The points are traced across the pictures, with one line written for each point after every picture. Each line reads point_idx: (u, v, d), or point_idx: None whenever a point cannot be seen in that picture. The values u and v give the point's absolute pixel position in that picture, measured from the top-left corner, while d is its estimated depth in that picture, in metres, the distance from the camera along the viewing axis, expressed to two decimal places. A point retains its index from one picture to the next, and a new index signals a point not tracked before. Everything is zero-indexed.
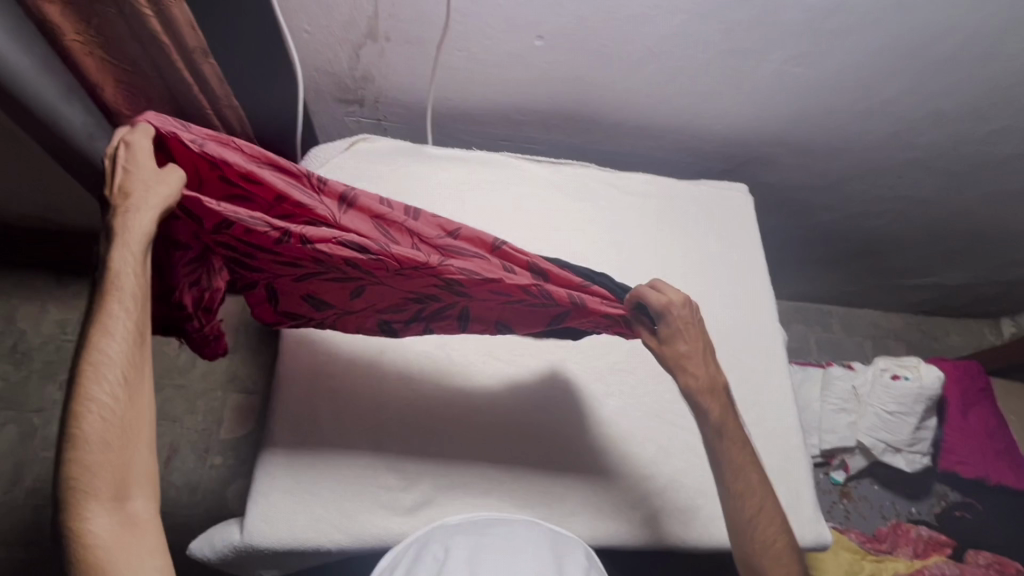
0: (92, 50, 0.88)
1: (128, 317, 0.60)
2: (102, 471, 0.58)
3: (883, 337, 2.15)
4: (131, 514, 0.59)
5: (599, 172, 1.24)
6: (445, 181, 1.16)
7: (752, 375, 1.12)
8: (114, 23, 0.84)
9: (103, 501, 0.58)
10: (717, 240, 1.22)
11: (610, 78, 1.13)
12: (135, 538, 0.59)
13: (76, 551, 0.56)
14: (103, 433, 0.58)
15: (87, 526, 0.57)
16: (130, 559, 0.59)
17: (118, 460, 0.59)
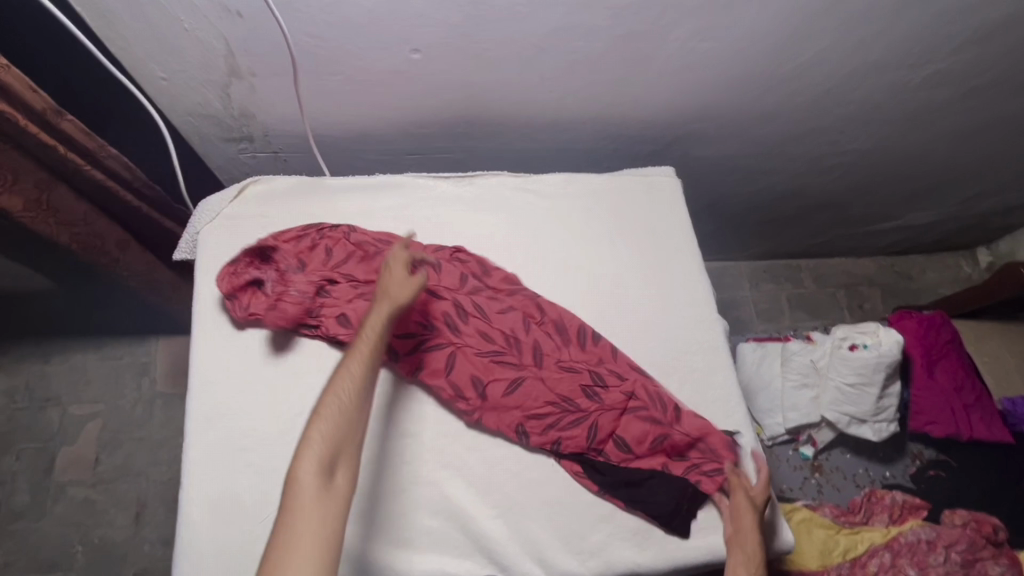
0: None
1: (364, 358, 0.79)
2: (319, 442, 0.70)
3: (856, 285, 2.08)
4: (329, 482, 0.68)
5: (513, 178, 1.14)
6: (347, 215, 1.08)
7: (696, 375, 1.03)
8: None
9: (315, 462, 0.69)
10: (647, 233, 1.13)
11: (505, 81, 1.04)
12: (332, 502, 0.67)
13: (286, 485, 0.67)
14: (334, 418, 0.72)
15: (297, 471, 0.68)
16: (314, 516, 0.65)
17: (342, 444, 0.71)
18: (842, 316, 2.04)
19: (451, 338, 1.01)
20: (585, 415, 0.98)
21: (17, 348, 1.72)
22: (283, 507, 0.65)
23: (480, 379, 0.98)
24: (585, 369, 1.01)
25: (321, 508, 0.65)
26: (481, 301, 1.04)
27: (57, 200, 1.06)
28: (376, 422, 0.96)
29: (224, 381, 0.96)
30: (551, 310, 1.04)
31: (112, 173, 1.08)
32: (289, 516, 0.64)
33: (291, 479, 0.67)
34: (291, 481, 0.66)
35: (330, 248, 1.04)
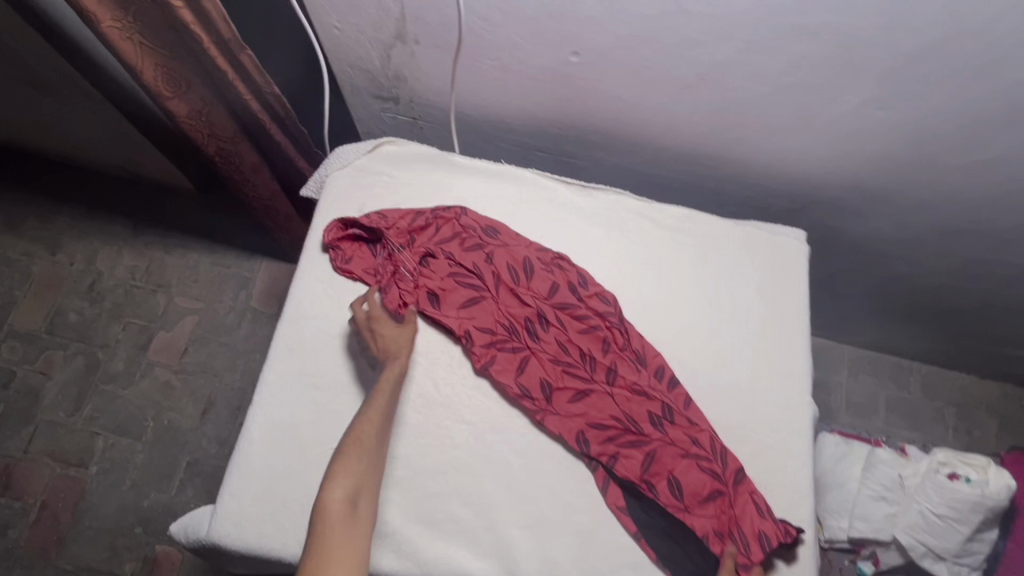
0: (129, 35, 0.98)
1: (379, 401, 0.88)
2: (344, 477, 0.79)
3: (970, 407, 1.87)
4: (353, 506, 0.77)
5: (634, 201, 1.11)
6: (464, 195, 1.10)
7: (769, 454, 0.97)
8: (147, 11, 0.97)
9: (341, 486, 0.77)
10: (757, 293, 1.06)
11: (654, 103, 1.01)
12: (356, 526, 0.75)
13: (319, 511, 0.75)
14: (351, 459, 0.81)
15: (329, 497, 0.76)
16: (343, 536, 0.73)
17: (359, 481, 0.80)
18: (943, 435, 1.85)
19: (531, 337, 1.00)
20: (647, 447, 0.94)
21: (148, 234, 1.91)
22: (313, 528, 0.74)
23: (548, 384, 0.97)
24: (657, 401, 0.96)
25: (344, 533, 0.73)
26: (567, 307, 1.01)
27: (214, 117, 1.18)
28: (437, 399, 0.97)
29: (316, 319, 1.01)
30: (632, 337, 1.00)
31: (266, 106, 1.17)
32: (316, 541, 0.72)
33: (322, 505, 0.75)
34: (325, 506, 0.75)
35: (436, 222, 1.06)
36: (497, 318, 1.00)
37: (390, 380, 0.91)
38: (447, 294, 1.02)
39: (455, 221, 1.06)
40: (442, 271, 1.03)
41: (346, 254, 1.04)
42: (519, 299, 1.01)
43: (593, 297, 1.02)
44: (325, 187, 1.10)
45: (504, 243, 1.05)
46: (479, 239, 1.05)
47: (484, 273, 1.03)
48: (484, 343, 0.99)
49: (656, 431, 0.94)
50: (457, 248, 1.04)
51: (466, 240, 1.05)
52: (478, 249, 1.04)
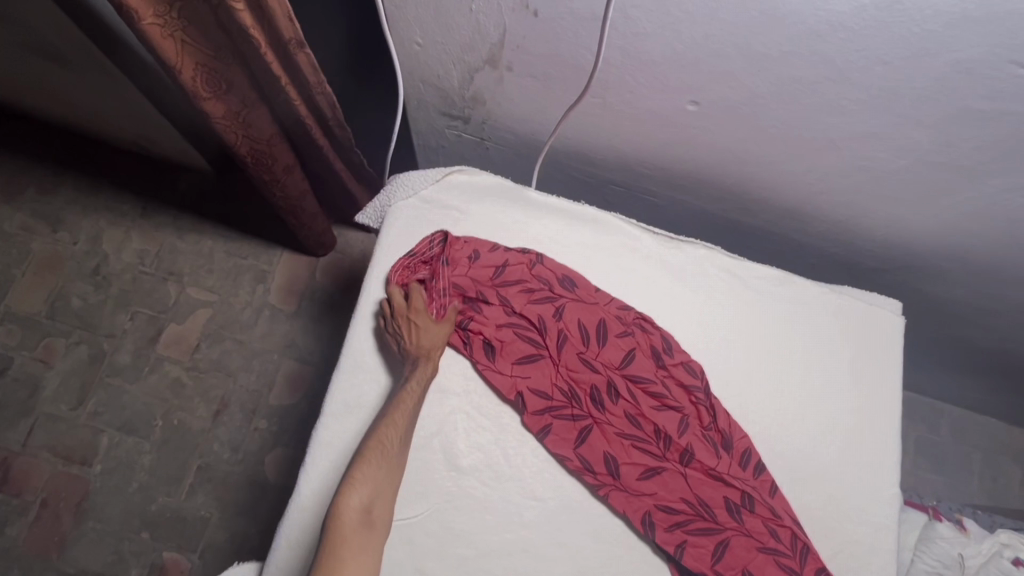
0: (172, 33, 0.82)
1: (415, 401, 0.86)
2: (363, 486, 0.79)
3: (1000, 455, 1.84)
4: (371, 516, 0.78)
5: (723, 257, 1.03)
6: (541, 237, 1.00)
7: (855, 548, 0.91)
8: (197, 8, 0.81)
9: (360, 496, 0.78)
10: (850, 369, 0.99)
11: (768, 158, 0.90)
12: (370, 538, 0.77)
13: (336, 519, 0.76)
14: (371, 467, 0.80)
15: (348, 506, 0.77)
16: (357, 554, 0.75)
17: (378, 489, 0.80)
18: (971, 481, 1.82)
19: (599, 407, 0.91)
20: (718, 536, 0.87)
21: (159, 217, 1.77)
22: (327, 535, 0.75)
23: (617, 462, 0.89)
24: (736, 488, 0.88)
25: (361, 549, 0.75)
26: (641, 377, 0.92)
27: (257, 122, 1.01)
28: (505, 469, 0.89)
29: (375, 370, 0.92)
30: (716, 415, 0.92)
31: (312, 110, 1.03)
32: (332, 557, 0.73)
33: (339, 511, 0.76)
34: (342, 516, 0.76)
35: (505, 265, 0.95)
36: (563, 382, 0.91)
37: (424, 376, 0.87)
38: (509, 351, 0.92)
39: (523, 267, 0.95)
40: (501, 323, 0.92)
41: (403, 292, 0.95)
42: (590, 362, 0.91)
43: (677, 366, 0.94)
44: (387, 219, 0.99)
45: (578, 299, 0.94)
46: (551, 291, 0.94)
47: (550, 330, 0.92)
48: (552, 412, 0.90)
49: (729, 521, 0.87)
50: (523, 299, 0.93)
51: (535, 290, 0.94)
52: (548, 302, 0.94)
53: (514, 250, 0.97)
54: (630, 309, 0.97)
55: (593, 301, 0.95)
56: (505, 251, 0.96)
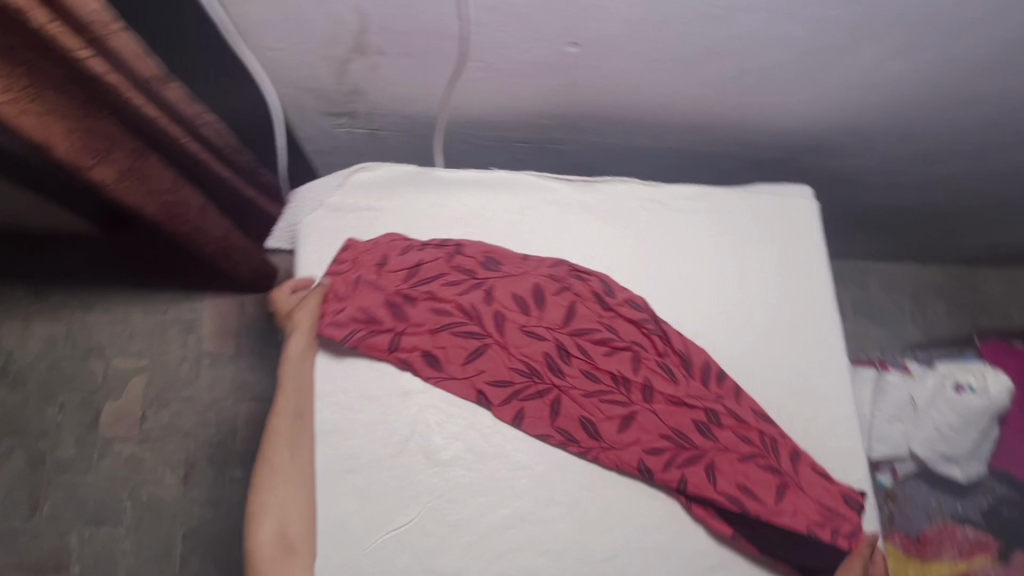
0: (25, 107, 0.73)
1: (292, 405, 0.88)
2: (272, 510, 0.82)
3: (924, 295, 2.01)
4: (286, 533, 0.82)
5: (642, 188, 1.05)
6: (462, 213, 0.99)
7: (821, 422, 0.97)
8: (44, 68, 0.73)
9: (267, 518, 0.82)
10: (779, 260, 1.04)
11: (656, 83, 0.92)
12: (296, 557, 0.81)
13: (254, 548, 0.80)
14: (276, 491, 0.83)
15: (260, 533, 0.81)
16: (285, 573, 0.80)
17: (285, 510, 0.82)
18: (906, 326, 1.97)
19: (555, 372, 0.91)
20: (704, 460, 0.89)
21: (56, 295, 1.63)
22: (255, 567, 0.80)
23: (589, 420, 0.90)
24: (699, 408, 0.91)
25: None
26: (586, 331, 0.93)
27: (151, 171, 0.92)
28: (488, 449, 0.89)
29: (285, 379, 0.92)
30: (671, 345, 0.95)
31: (208, 147, 0.92)
32: None
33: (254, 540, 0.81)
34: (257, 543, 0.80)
35: (422, 260, 0.93)
36: (515, 358, 0.90)
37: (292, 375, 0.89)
38: (449, 348, 0.90)
39: (443, 258, 0.93)
40: (433, 323, 0.90)
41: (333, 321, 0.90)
42: (535, 332, 0.92)
43: (623, 305, 0.96)
44: (300, 239, 0.95)
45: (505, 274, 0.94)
46: (475, 271, 0.94)
47: (485, 312, 0.91)
48: (513, 391, 0.90)
49: (708, 442, 0.89)
50: (452, 289, 0.91)
51: (461, 276, 0.93)
52: (478, 286, 0.93)
53: (430, 242, 0.95)
54: (557, 266, 0.97)
55: (518, 270, 0.95)
56: (420, 246, 0.94)
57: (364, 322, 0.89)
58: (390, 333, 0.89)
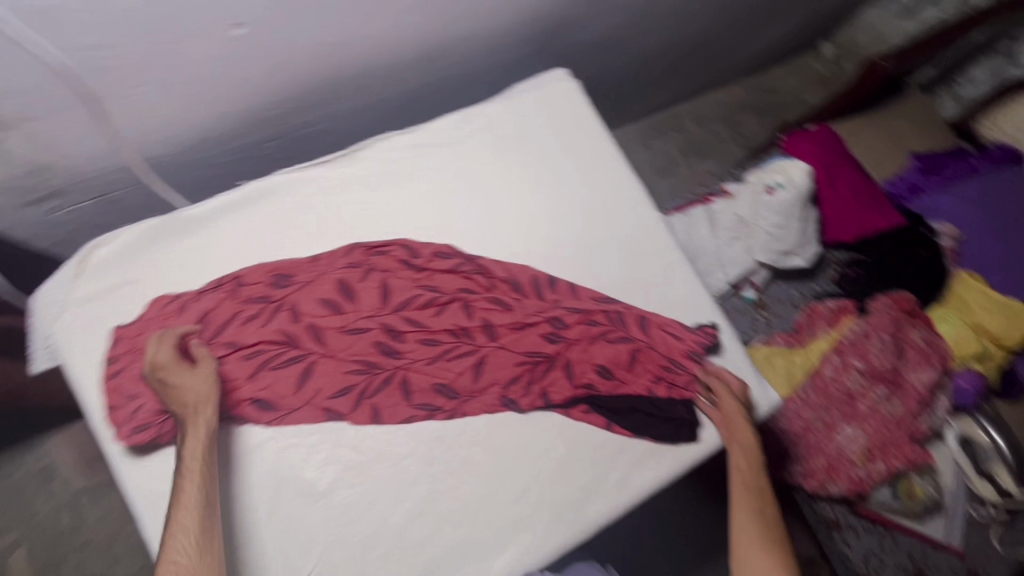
0: None
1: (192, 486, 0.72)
2: None
3: (733, 114, 2.14)
4: None
5: (404, 137, 1.00)
6: (231, 244, 0.90)
7: (655, 279, 1.02)
8: None
9: None
10: (560, 148, 1.04)
11: (352, 30, 0.86)
12: None
13: None
14: None
15: None
16: None
17: None
18: (729, 148, 2.10)
19: (393, 356, 0.89)
20: (560, 363, 0.94)
21: None
22: None
23: (444, 384, 0.90)
24: (541, 321, 0.95)
25: None
26: (407, 303, 0.91)
27: None
28: (365, 457, 0.86)
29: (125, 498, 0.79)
30: (495, 275, 0.96)
31: None
32: None
33: None
34: None
35: (208, 313, 0.85)
36: (351, 361, 0.87)
37: (192, 449, 0.75)
38: (275, 386, 0.85)
39: (229, 299, 0.86)
40: (247, 371, 0.84)
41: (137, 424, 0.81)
42: (359, 328, 0.89)
43: (434, 260, 0.94)
44: (61, 349, 0.83)
45: (303, 285, 0.89)
46: (270, 296, 0.87)
47: (299, 333, 0.87)
48: (360, 393, 0.87)
49: (558, 348, 0.94)
50: (253, 328, 0.86)
51: (257, 309, 0.87)
52: (280, 310, 0.87)
53: (205, 288, 0.87)
54: (354, 254, 0.92)
55: (315, 275, 0.90)
56: (197, 297, 0.86)
57: (171, 408, 0.81)
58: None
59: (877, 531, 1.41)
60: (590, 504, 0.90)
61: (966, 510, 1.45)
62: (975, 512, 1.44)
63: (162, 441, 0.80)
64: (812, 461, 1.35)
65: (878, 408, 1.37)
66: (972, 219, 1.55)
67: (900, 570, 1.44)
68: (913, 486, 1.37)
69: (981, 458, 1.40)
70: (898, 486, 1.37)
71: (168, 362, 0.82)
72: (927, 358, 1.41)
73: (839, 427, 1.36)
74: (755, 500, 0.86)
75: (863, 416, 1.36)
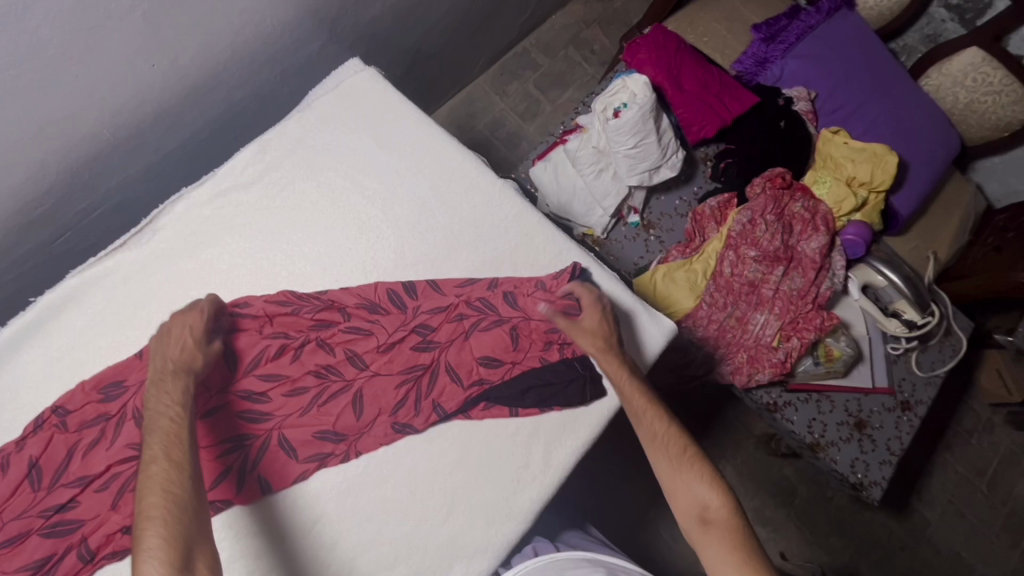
0: None
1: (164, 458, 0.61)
2: None
3: (578, 34, 2.06)
4: None
5: (201, 191, 0.89)
6: (43, 371, 0.79)
7: (518, 251, 0.97)
8: None
9: None
10: (378, 147, 0.96)
11: (84, 100, 0.74)
12: None
13: None
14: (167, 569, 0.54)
15: None
16: None
17: None
18: (584, 69, 2.04)
19: (263, 421, 0.83)
20: (441, 369, 0.89)
21: None
22: None
23: (327, 432, 0.84)
24: (408, 334, 0.89)
25: None
26: (259, 360, 0.84)
27: None
28: (274, 536, 0.81)
29: None
30: (343, 307, 0.88)
31: None
32: None
33: None
34: None
35: (37, 457, 0.74)
36: (220, 449, 0.80)
37: (167, 423, 0.65)
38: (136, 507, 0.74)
39: (61, 432, 0.76)
40: (106, 503, 0.74)
41: None
42: (218, 411, 0.81)
43: (274, 309, 0.86)
44: None
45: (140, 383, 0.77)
46: (106, 412, 0.77)
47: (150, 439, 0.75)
48: (240, 468, 0.80)
49: (433, 356, 0.89)
50: (98, 455, 0.74)
51: (94, 431, 0.76)
52: (122, 423, 0.76)
53: (27, 433, 0.76)
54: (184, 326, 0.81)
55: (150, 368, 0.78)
56: (19, 448, 0.75)
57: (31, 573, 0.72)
58: (72, 549, 0.73)
59: (814, 399, 1.46)
60: (521, 496, 0.87)
61: (883, 350, 1.53)
62: (892, 348, 1.53)
63: None
64: (735, 357, 1.39)
65: (781, 288, 1.40)
66: (819, 77, 1.60)
67: (842, 426, 1.46)
68: (830, 348, 1.42)
69: (884, 297, 1.51)
70: (817, 353, 1.42)
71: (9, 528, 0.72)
72: (812, 224, 1.45)
73: (751, 317, 1.39)
74: (650, 420, 0.82)
75: (769, 300, 1.39)
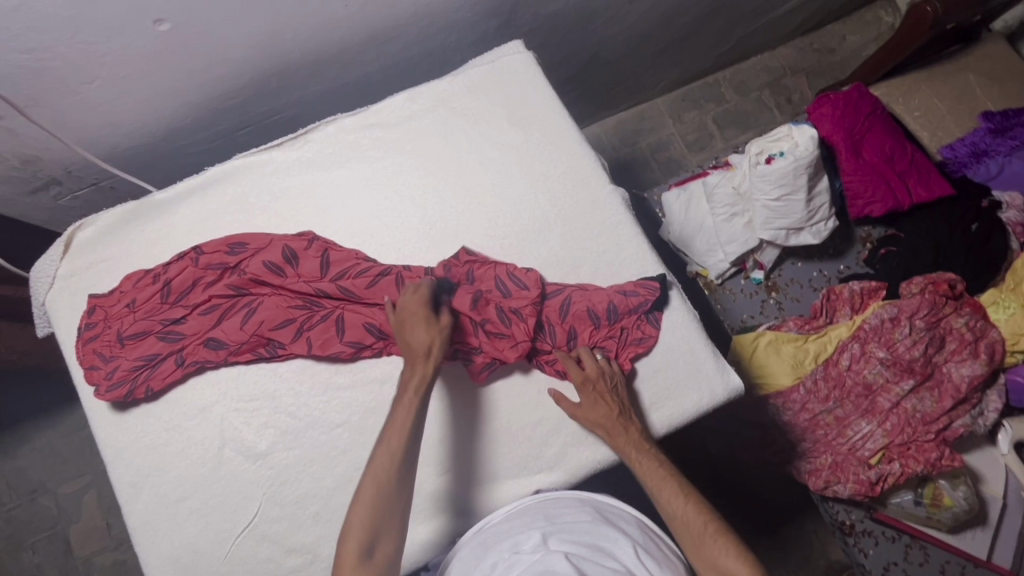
0: None
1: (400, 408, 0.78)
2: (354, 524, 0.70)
3: (779, 79, 1.95)
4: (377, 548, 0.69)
5: (351, 120, 1.03)
6: (195, 224, 0.99)
7: (605, 256, 0.98)
8: None
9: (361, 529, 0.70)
10: (510, 125, 1.02)
11: (282, 21, 0.90)
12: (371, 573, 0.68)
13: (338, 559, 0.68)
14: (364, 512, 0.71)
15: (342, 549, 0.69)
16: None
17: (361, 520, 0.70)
18: (773, 116, 1.92)
19: (332, 297, 0.93)
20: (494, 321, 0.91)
21: None
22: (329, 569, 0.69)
23: (374, 325, 0.91)
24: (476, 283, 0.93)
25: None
26: (344, 273, 0.93)
27: None
28: (304, 423, 0.91)
29: (119, 415, 0.92)
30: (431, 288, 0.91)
31: None
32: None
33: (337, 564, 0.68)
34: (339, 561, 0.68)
35: (168, 279, 0.93)
36: (287, 308, 0.92)
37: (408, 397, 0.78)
38: (223, 328, 0.91)
39: (192, 263, 0.93)
40: (206, 323, 0.92)
41: (106, 378, 0.90)
42: (301, 293, 0.93)
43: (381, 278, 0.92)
44: (51, 316, 0.96)
45: (262, 251, 0.94)
46: (225, 261, 0.94)
47: (246, 284, 0.93)
48: (300, 323, 0.92)
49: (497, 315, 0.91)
50: (212, 287, 0.92)
51: (215, 274, 0.93)
52: (235, 271, 0.94)
53: (172, 260, 0.95)
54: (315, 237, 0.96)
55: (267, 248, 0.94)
56: (163, 269, 0.94)
57: (142, 364, 0.90)
58: (171, 355, 0.91)
59: (903, 541, 1.23)
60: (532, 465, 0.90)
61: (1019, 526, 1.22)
62: None
63: (136, 396, 0.90)
64: (819, 456, 1.22)
65: (902, 404, 1.21)
66: None
67: None
68: (940, 492, 1.20)
69: None
70: (921, 490, 1.22)
71: (134, 325, 0.91)
72: (971, 348, 1.23)
73: (853, 422, 1.21)
74: (667, 497, 0.77)
75: (883, 411, 1.21)
